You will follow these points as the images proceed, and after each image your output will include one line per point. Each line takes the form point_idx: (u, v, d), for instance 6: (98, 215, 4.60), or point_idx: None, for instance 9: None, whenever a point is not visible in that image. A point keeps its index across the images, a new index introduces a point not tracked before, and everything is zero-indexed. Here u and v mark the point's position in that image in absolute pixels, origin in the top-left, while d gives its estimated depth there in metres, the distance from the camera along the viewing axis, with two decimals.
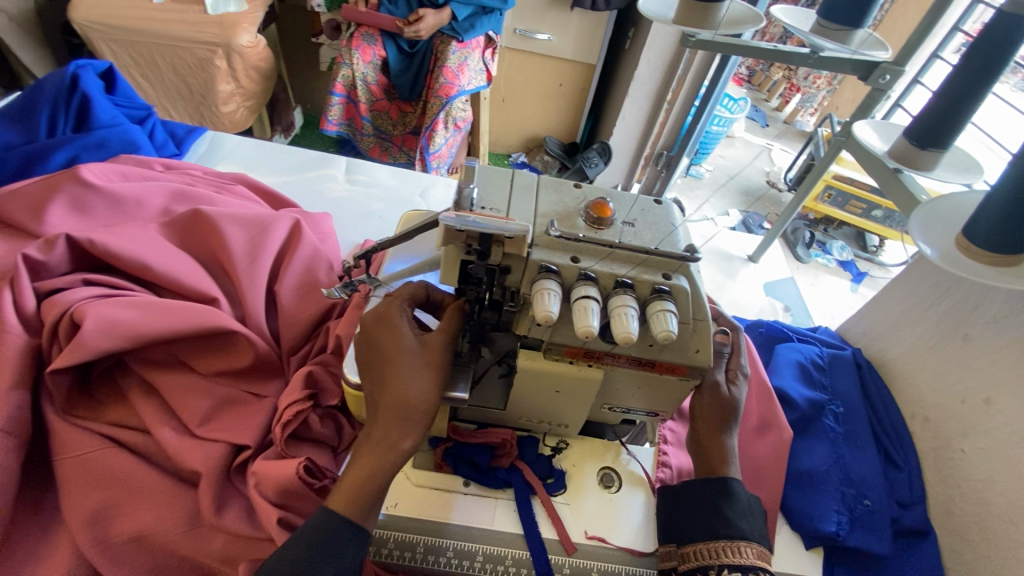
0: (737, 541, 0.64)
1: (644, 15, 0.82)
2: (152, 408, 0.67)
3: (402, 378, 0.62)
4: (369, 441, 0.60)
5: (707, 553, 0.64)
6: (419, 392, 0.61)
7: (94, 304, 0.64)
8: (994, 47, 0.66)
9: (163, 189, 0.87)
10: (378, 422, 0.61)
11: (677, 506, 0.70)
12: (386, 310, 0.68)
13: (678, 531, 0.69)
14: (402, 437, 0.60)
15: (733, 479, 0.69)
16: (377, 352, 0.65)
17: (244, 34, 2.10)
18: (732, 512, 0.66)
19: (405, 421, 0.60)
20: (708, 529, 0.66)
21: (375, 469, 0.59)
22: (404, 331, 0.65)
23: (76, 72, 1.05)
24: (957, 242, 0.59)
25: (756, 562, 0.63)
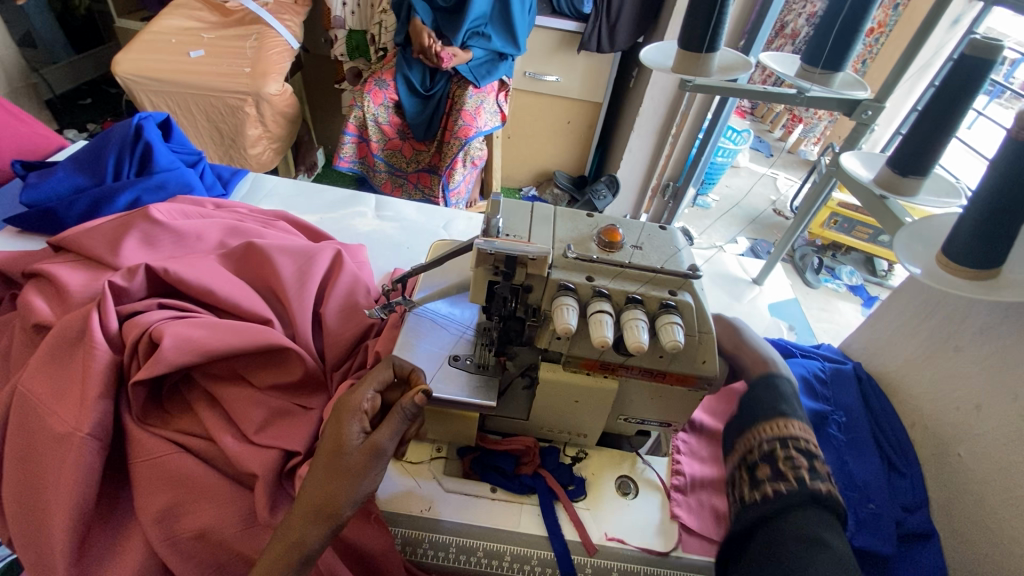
0: (779, 419, 0.72)
1: (645, 64, 0.93)
2: (215, 417, 0.75)
3: (332, 478, 0.64)
4: (277, 539, 0.63)
5: (754, 434, 0.73)
6: (335, 495, 0.64)
7: (169, 324, 0.73)
8: (962, 83, 0.75)
9: (219, 225, 0.98)
10: (296, 516, 0.64)
11: (732, 412, 0.80)
12: (346, 397, 0.69)
13: (731, 431, 0.78)
14: (306, 533, 0.62)
15: (779, 380, 0.80)
16: (326, 443, 0.67)
17: (272, 83, 2.29)
18: (777, 397, 0.75)
19: (318, 521, 0.63)
20: (752, 417, 0.75)
21: (284, 556, 0.62)
22: (348, 429, 0.66)
23: (140, 123, 1.18)
24: (937, 258, 0.67)
25: (799, 433, 0.70)
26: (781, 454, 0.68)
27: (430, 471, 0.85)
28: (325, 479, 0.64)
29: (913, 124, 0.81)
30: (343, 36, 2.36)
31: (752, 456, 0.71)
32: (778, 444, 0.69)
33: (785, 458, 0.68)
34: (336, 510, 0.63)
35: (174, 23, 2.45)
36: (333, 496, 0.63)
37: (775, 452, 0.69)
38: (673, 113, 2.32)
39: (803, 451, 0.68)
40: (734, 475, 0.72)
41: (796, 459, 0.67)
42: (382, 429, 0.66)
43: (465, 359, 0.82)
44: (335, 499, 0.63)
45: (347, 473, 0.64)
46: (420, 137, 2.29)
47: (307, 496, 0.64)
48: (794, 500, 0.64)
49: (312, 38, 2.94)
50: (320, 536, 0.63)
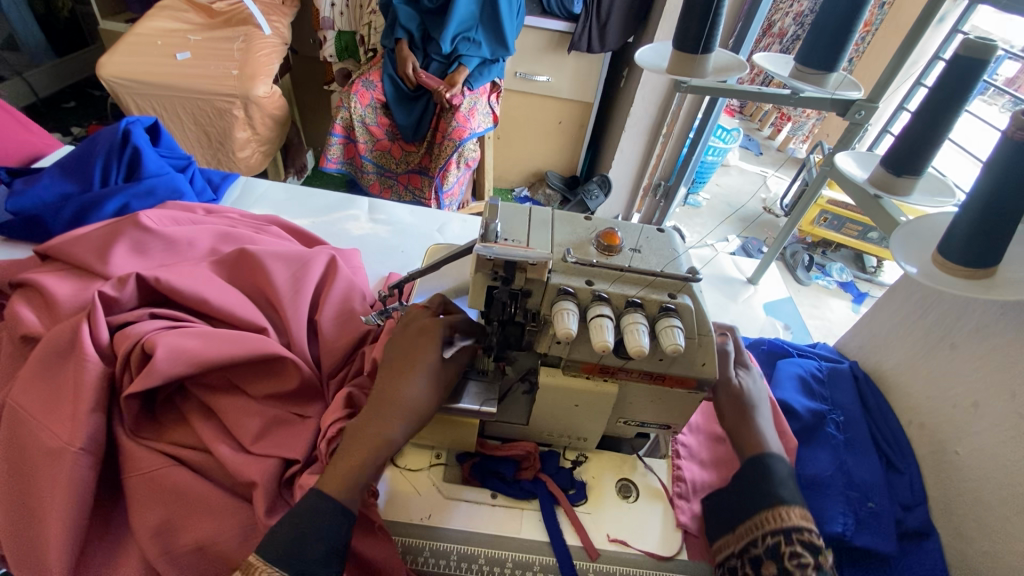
0: (779, 506, 0.68)
1: (639, 65, 0.93)
2: (210, 428, 0.73)
3: (398, 378, 0.69)
4: (357, 436, 0.66)
5: (754, 525, 0.69)
6: (405, 391, 0.68)
7: (162, 335, 0.72)
8: (957, 83, 0.76)
9: (210, 232, 0.96)
10: (374, 414, 0.67)
11: (729, 497, 0.75)
12: (416, 321, 0.77)
13: (733, 516, 0.73)
14: (384, 429, 0.65)
15: (773, 455, 0.74)
16: (398, 356, 0.72)
17: (261, 85, 2.26)
18: (771, 480, 0.70)
19: (396, 419, 0.66)
20: (750, 505, 0.70)
21: (367, 458, 0.64)
22: (424, 342, 0.73)
23: (128, 127, 1.16)
24: (934, 259, 0.67)
25: (800, 523, 0.65)
26: (786, 551, 0.64)
27: (429, 478, 0.84)
28: (396, 382, 0.69)
29: (909, 122, 0.82)
30: (332, 37, 2.34)
31: (755, 551, 0.67)
32: (781, 538, 0.65)
33: (790, 555, 0.63)
34: (406, 406, 0.67)
35: (159, 25, 2.42)
36: (398, 395, 0.68)
37: (778, 549, 0.64)
38: (663, 113, 2.32)
39: (808, 544, 0.63)
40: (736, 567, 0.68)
41: (803, 555, 0.63)
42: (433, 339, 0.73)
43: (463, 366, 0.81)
44: (413, 398, 0.68)
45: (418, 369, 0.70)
46: (410, 139, 2.27)
47: (380, 397, 0.68)
48: None
49: (300, 39, 2.92)
50: (401, 436, 0.66)
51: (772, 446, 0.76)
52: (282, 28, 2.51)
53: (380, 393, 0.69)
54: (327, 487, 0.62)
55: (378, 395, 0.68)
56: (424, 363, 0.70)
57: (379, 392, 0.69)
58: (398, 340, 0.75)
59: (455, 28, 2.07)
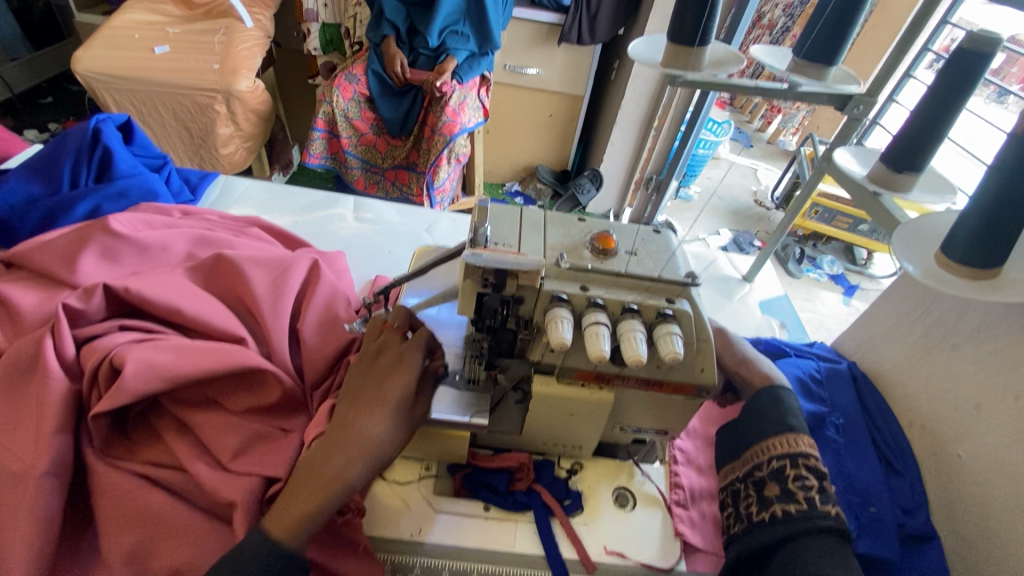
0: (788, 434, 0.72)
1: (632, 59, 0.89)
2: (186, 446, 0.70)
3: (364, 411, 0.65)
4: (312, 476, 0.61)
5: (761, 451, 0.72)
6: (369, 425, 0.64)
7: (132, 349, 0.67)
8: (960, 77, 0.73)
9: (186, 236, 0.92)
10: (333, 449, 0.63)
11: (736, 422, 0.79)
12: (383, 351, 0.73)
13: (739, 442, 0.77)
14: (342, 471, 0.61)
15: (783, 387, 0.78)
16: (364, 389, 0.68)
17: (243, 80, 2.19)
18: (784, 412, 0.74)
19: (358, 458, 0.62)
20: (760, 431, 0.74)
21: (322, 502, 0.60)
22: (394, 371, 0.69)
23: (98, 125, 1.11)
24: (937, 259, 0.64)
25: (808, 450, 0.70)
26: (791, 474, 0.68)
27: (419, 491, 0.80)
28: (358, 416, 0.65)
29: (910, 117, 0.79)
30: (317, 30, 2.27)
31: (760, 474, 0.71)
32: (787, 462, 0.69)
33: (795, 477, 0.67)
34: (370, 444, 0.63)
35: (136, 17, 2.34)
36: (361, 432, 0.63)
37: (784, 472, 0.68)
38: (655, 105, 2.29)
39: (813, 470, 0.67)
40: (740, 491, 0.73)
41: (807, 478, 0.67)
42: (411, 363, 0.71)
43: (455, 376, 0.78)
44: (377, 435, 0.63)
45: (386, 401, 0.66)
46: (396, 133, 2.22)
47: (340, 432, 0.64)
48: (805, 525, 0.64)
49: (284, 32, 2.84)
50: (360, 477, 0.62)
51: (781, 380, 0.80)
52: (264, 21, 2.44)
53: (342, 428, 0.65)
54: (275, 534, 0.58)
55: (337, 432, 0.64)
56: (392, 398, 0.66)
57: (341, 427, 0.64)
58: (367, 372, 0.71)
59: (441, 22, 2.02)
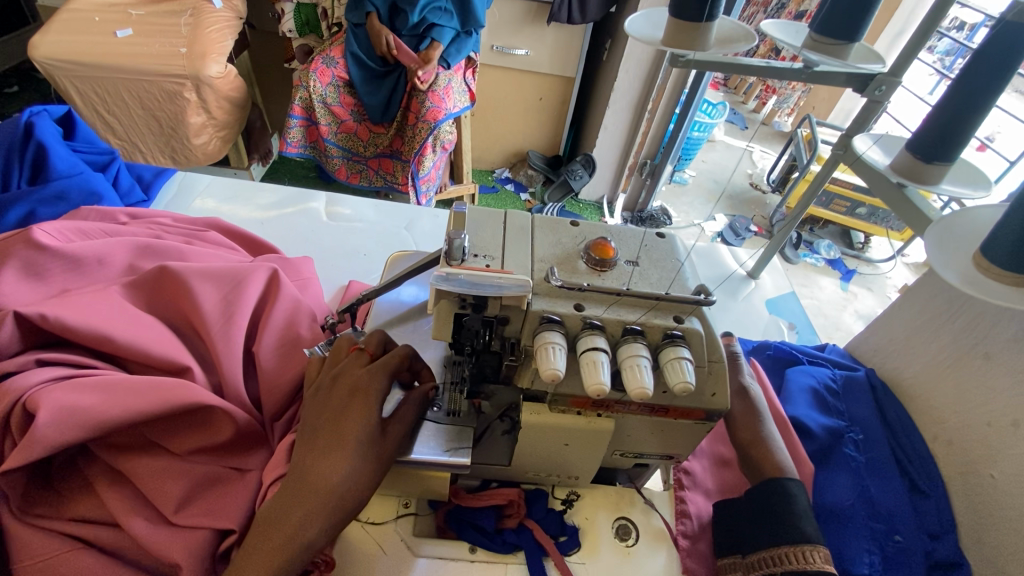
0: (801, 545, 0.62)
1: (628, 35, 0.78)
2: (122, 498, 0.60)
3: (324, 450, 0.56)
4: (265, 533, 0.52)
5: (770, 560, 0.63)
6: (327, 471, 0.54)
7: (49, 390, 0.57)
8: (1000, 59, 0.63)
9: (127, 245, 0.81)
10: (289, 500, 0.53)
11: (741, 516, 0.70)
12: (349, 376, 0.62)
13: (742, 541, 0.68)
14: (300, 527, 0.52)
15: (789, 479, 0.69)
16: (324, 425, 0.58)
17: (213, 65, 2.05)
18: (795, 512, 0.64)
19: (317, 514, 0.52)
20: (768, 533, 0.65)
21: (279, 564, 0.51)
22: (355, 398, 0.59)
23: (30, 119, 0.99)
24: (975, 261, 0.54)
25: (824, 568, 0.60)
26: None
27: (397, 532, 0.71)
28: (315, 459, 0.55)
29: (939, 102, 0.70)
30: (291, 10, 2.12)
31: None
32: None
33: None
34: (328, 491, 0.53)
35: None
36: (318, 478, 0.54)
37: None
38: (650, 87, 2.18)
39: None
40: None
41: None
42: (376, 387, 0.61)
43: (434, 408, 0.69)
44: (338, 481, 0.54)
45: (343, 439, 0.56)
46: (377, 119, 2.08)
47: (297, 478, 0.55)
48: None
49: (257, 13, 2.67)
50: (321, 532, 0.52)
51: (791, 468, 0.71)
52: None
53: (298, 474, 0.55)
54: None
55: (294, 481, 0.54)
56: (353, 437, 0.56)
57: (297, 474, 0.55)
58: (324, 402, 0.61)
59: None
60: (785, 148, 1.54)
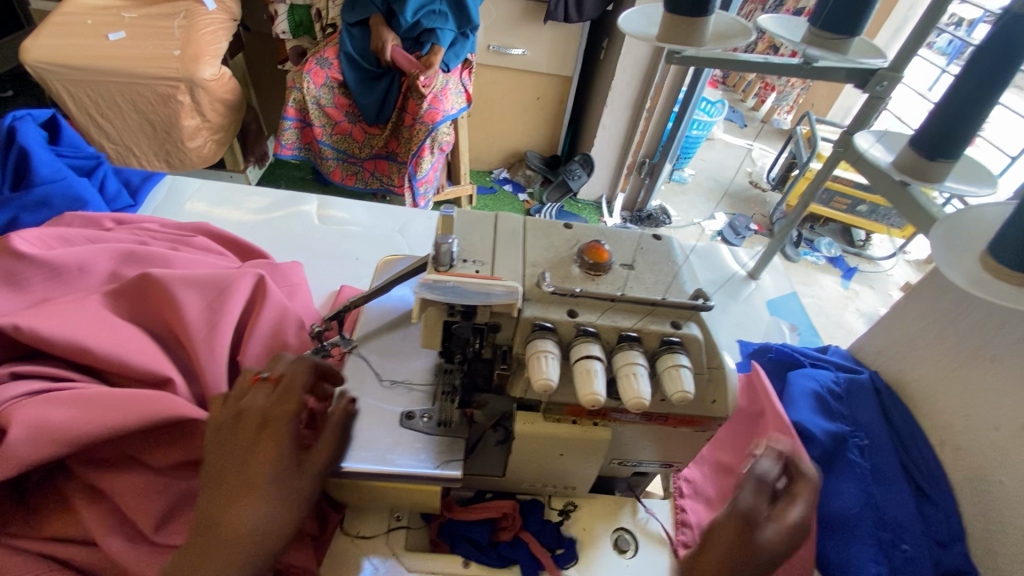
0: None
1: (623, 32, 0.76)
2: (100, 516, 0.58)
3: (235, 497, 0.53)
4: None
5: None
6: (240, 520, 0.52)
7: (23, 405, 0.55)
8: (1003, 52, 0.61)
9: (110, 251, 0.79)
10: (204, 554, 0.52)
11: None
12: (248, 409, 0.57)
13: None
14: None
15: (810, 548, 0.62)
16: (230, 468, 0.55)
17: (207, 67, 2.03)
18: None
19: (237, 564, 0.52)
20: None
21: None
22: (263, 434, 0.56)
23: (14, 124, 0.97)
24: (983, 262, 0.52)
25: None
26: None
27: (387, 547, 0.69)
28: (224, 506, 0.53)
29: (941, 98, 0.68)
30: (285, 12, 2.10)
31: None
32: None
33: None
34: (243, 539, 0.52)
35: (88, 2, 2.16)
36: (231, 528, 0.52)
37: None
38: (648, 86, 2.16)
39: None
40: None
41: None
42: (282, 420, 0.57)
43: (423, 418, 0.65)
44: (255, 529, 0.52)
45: (253, 484, 0.54)
46: (372, 121, 2.05)
47: (207, 528, 0.53)
48: None
49: (252, 16, 2.66)
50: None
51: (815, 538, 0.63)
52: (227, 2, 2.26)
53: (210, 522, 0.53)
54: None
55: (206, 532, 0.52)
56: (264, 481, 0.54)
57: (206, 525, 0.53)
58: (228, 440, 0.57)
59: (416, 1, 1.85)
60: (787, 146, 1.52)
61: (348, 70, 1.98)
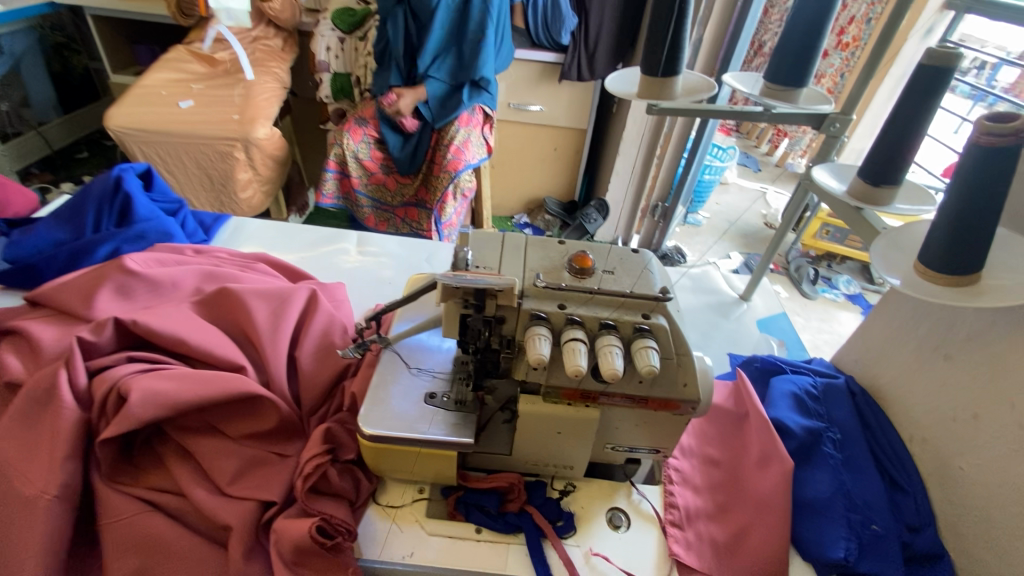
0: None
1: (610, 91, 0.94)
2: (186, 471, 0.73)
3: None
4: None
5: None
6: None
7: (137, 378, 0.72)
8: (923, 94, 0.75)
9: (195, 271, 0.98)
10: None
11: None
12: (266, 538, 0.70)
13: None
14: None
15: None
16: None
17: (260, 128, 2.33)
18: None
19: None
20: None
21: None
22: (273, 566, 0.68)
23: (120, 175, 1.20)
24: (915, 267, 0.64)
25: None
26: None
27: (412, 514, 0.81)
28: None
29: (879, 132, 0.80)
30: (328, 79, 2.41)
31: None
32: None
33: None
34: None
35: (164, 76, 2.49)
36: None
37: None
38: (656, 136, 2.37)
39: None
40: None
41: None
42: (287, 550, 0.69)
43: (444, 398, 0.79)
44: None
45: None
46: (406, 171, 2.30)
47: None
48: None
49: (299, 83, 3.02)
50: None
51: None
52: (280, 73, 2.59)
53: None
54: None
55: None
56: None
57: None
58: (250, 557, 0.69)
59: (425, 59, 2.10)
60: None
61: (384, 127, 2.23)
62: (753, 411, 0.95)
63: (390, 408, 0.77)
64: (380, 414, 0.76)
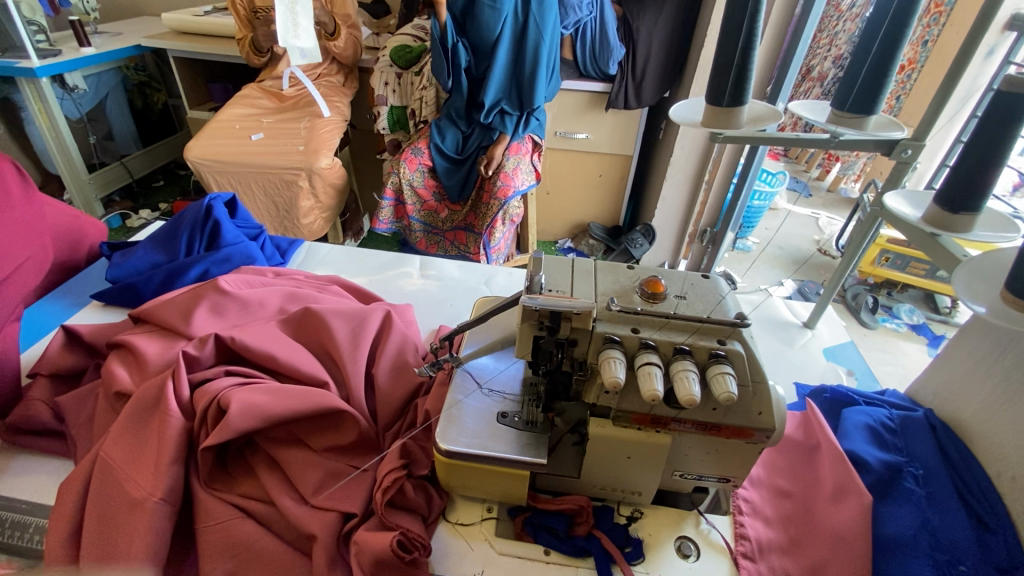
0: None
1: (674, 120, 0.96)
2: (275, 480, 0.78)
3: None
4: None
5: None
6: None
7: (234, 391, 0.78)
8: (1002, 119, 0.73)
9: (279, 292, 1.05)
10: None
11: None
12: None
13: None
14: None
15: None
16: None
17: (323, 158, 2.47)
18: None
19: None
20: None
21: None
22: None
23: (210, 203, 1.30)
24: (1005, 296, 0.61)
25: None
26: None
27: (481, 533, 0.83)
28: None
29: (955, 159, 0.78)
30: (385, 112, 2.52)
31: None
32: None
33: None
34: None
35: (237, 112, 2.70)
36: None
37: None
38: (704, 162, 2.38)
39: None
40: None
41: None
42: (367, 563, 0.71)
43: (515, 418, 0.82)
44: None
45: None
46: (456, 198, 2.40)
47: None
48: None
49: (358, 115, 3.20)
50: None
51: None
52: (342, 107, 2.76)
53: None
54: None
55: None
56: None
57: None
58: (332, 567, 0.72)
59: (493, 92, 2.18)
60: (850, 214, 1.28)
61: (438, 157, 2.32)
62: (827, 443, 0.92)
63: (462, 426, 0.79)
64: (455, 432, 0.78)
